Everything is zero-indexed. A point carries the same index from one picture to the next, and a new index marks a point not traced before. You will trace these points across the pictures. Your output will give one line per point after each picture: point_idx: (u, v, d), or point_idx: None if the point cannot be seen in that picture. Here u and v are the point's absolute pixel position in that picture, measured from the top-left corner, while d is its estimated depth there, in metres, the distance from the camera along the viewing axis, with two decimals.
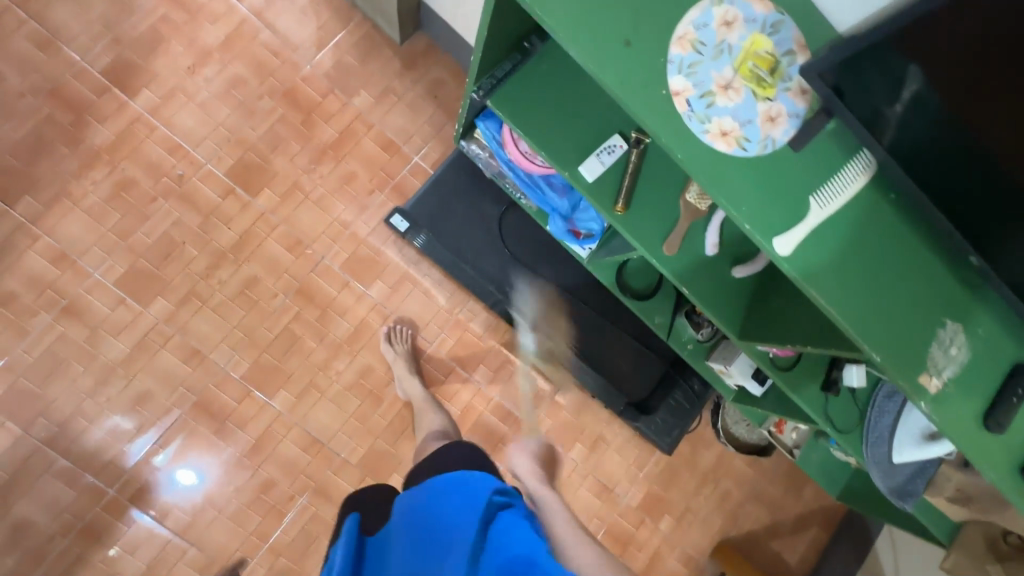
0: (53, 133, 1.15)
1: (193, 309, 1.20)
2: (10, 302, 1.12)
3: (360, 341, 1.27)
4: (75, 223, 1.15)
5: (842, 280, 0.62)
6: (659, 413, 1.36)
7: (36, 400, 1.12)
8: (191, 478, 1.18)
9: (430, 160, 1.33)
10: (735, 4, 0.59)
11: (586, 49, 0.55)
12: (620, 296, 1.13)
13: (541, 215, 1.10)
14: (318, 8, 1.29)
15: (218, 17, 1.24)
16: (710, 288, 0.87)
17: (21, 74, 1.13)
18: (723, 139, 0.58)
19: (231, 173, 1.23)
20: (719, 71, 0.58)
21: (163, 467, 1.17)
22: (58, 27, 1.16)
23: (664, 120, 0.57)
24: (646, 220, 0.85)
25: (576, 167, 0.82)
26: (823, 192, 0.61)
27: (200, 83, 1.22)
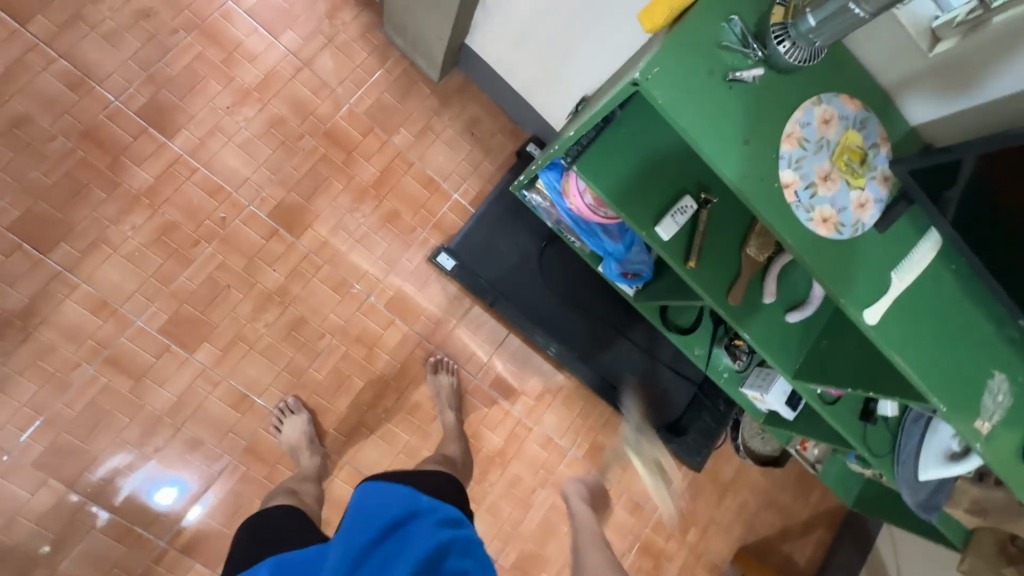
0: (88, 176, 1.10)
1: (240, 354, 1.18)
2: (49, 354, 1.07)
3: (407, 377, 1.29)
4: (115, 270, 1.11)
5: (916, 342, 0.70)
6: (690, 434, 1.44)
7: (80, 455, 1.08)
8: (198, 511, 1.15)
9: (469, 197, 1.36)
10: (832, 103, 0.65)
11: (714, 149, 0.61)
12: (664, 328, 1.21)
13: (593, 257, 1.15)
14: (356, 45, 1.29)
15: (255, 54, 1.22)
16: (768, 335, 0.94)
17: (51, 115, 1.08)
18: (824, 225, 0.65)
19: (275, 215, 1.21)
20: (820, 164, 0.65)
21: (179, 505, 1.14)
22: (91, 65, 1.11)
23: (777, 210, 0.63)
24: (714, 273, 0.91)
25: (653, 226, 0.87)
26: (901, 268, 0.69)
27: (240, 123, 1.20)
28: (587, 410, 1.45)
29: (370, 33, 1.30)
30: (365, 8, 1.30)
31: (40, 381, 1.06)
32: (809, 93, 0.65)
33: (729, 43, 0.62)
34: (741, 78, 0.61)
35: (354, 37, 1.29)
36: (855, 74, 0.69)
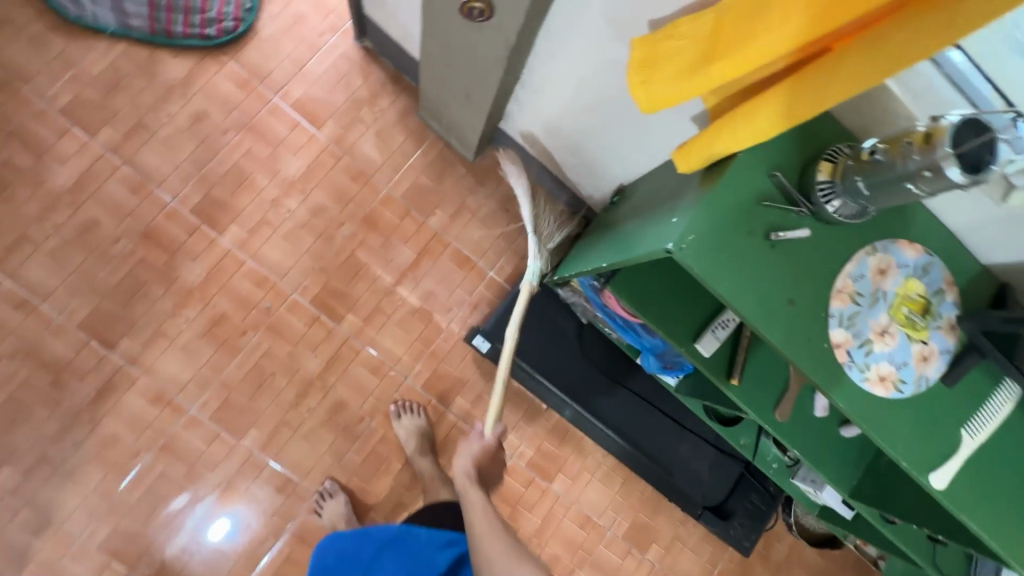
0: (148, 274, 1.18)
1: (285, 438, 1.22)
2: (112, 443, 1.14)
3: (445, 456, 1.30)
4: (171, 361, 1.18)
5: (993, 501, 0.62)
6: (738, 517, 1.37)
7: (140, 538, 1.15)
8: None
9: (505, 274, 1.34)
10: (890, 251, 0.60)
11: (757, 314, 0.57)
12: (705, 417, 1.16)
13: (631, 347, 1.12)
14: (394, 129, 1.32)
15: (299, 146, 1.27)
16: (823, 452, 0.87)
17: (115, 219, 1.17)
18: (881, 383, 0.60)
19: (316, 301, 1.25)
20: (876, 318, 0.60)
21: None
22: (150, 171, 1.19)
23: (827, 371, 0.59)
24: (759, 387, 0.86)
25: (693, 343, 0.83)
26: (973, 422, 0.62)
27: (284, 215, 1.25)
28: (627, 487, 1.41)
29: (406, 117, 1.32)
30: (402, 92, 1.32)
31: (104, 469, 1.14)
32: (862, 241, 0.60)
33: (771, 200, 0.58)
34: (785, 237, 0.57)
35: (391, 122, 1.32)
36: (912, 214, 0.63)
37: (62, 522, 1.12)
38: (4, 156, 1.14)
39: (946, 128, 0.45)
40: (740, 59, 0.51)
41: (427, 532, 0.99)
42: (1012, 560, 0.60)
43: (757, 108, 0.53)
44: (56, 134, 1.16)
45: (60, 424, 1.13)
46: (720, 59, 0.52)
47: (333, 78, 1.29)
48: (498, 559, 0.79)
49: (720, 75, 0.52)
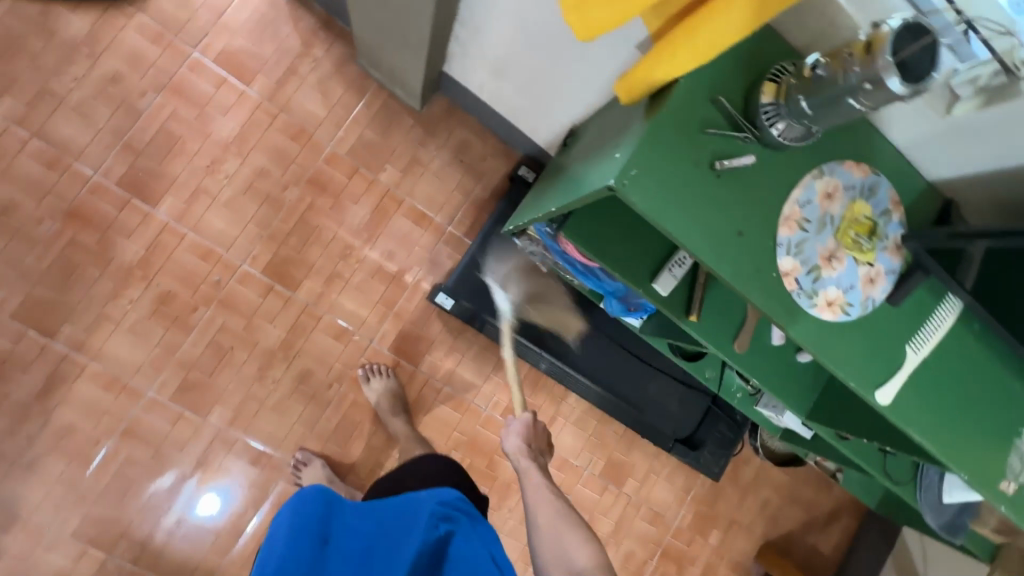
0: (81, 256, 1.10)
1: (253, 412, 1.20)
2: (69, 434, 1.11)
3: (419, 415, 1.31)
4: (121, 345, 1.13)
5: (934, 408, 0.65)
6: (707, 446, 1.43)
7: (114, 524, 1.13)
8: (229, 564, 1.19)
9: (464, 228, 1.30)
10: (837, 174, 0.59)
11: (704, 247, 0.55)
12: (671, 355, 1.18)
13: (594, 293, 1.11)
14: (332, 81, 1.22)
15: (229, 105, 1.17)
16: (780, 378, 0.90)
17: (34, 199, 1.08)
18: (829, 308, 0.60)
19: (268, 270, 1.20)
20: (823, 244, 0.60)
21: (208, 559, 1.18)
22: (65, 143, 1.09)
23: (776, 300, 0.59)
24: (717, 321, 0.87)
25: (650, 283, 0.82)
26: (916, 337, 0.64)
27: (222, 181, 1.17)
28: (600, 428, 1.44)
29: (344, 66, 1.23)
30: (336, 39, 1.22)
31: (66, 459, 1.10)
32: (809, 165, 0.59)
33: (715, 126, 0.56)
34: (730, 165, 0.55)
35: (328, 72, 1.22)
36: (857, 136, 0.61)
37: (30, 516, 1.09)
38: None
39: (886, 36, 0.43)
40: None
41: (430, 495, 0.83)
42: (948, 461, 0.63)
43: (697, 26, 0.50)
44: None
45: (9, 419, 1.08)
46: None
47: (258, 27, 1.18)
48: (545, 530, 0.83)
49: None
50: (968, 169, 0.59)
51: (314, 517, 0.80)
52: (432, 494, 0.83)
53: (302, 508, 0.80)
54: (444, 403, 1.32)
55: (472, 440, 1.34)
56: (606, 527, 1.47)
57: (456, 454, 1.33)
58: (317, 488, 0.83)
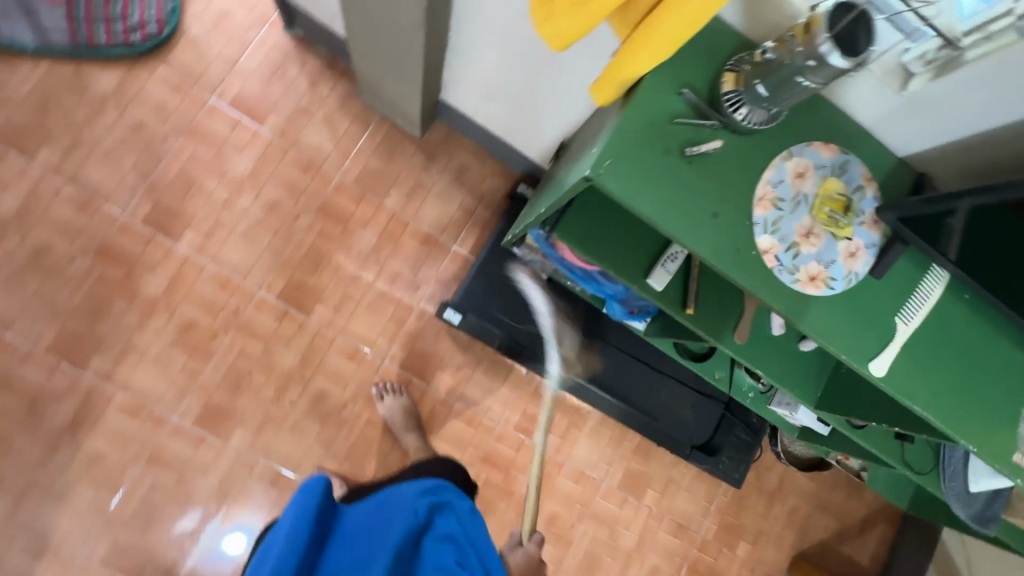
0: (109, 290, 1.17)
1: (272, 434, 1.23)
2: (98, 462, 1.15)
3: (433, 432, 1.33)
4: (146, 373, 1.18)
5: (933, 381, 0.64)
6: (725, 452, 1.41)
7: (141, 550, 1.16)
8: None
9: (468, 246, 1.35)
10: (806, 154, 0.62)
11: (682, 230, 0.58)
12: (678, 356, 1.19)
13: (596, 298, 1.14)
14: (338, 115, 1.31)
15: (243, 144, 1.26)
16: (783, 368, 0.90)
17: (67, 240, 1.16)
18: (812, 283, 0.62)
19: (283, 296, 1.26)
20: (799, 222, 0.62)
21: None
22: (95, 187, 1.18)
23: (757, 278, 0.61)
24: (715, 313, 0.89)
25: (644, 279, 0.85)
26: (904, 310, 0.65)
27: (238, 214, 1.25)
28: (615, 438, 1.44)
29: (348, 102, 1.32)
30: (340, 77, 1.31)
31: (95, 487, 1.15)
32: (778, 148, 0.62)
33: (683, 117, 0.59)
34: (699, 151, 0.58)
35: (334, 108, 1.31)
36: (824, 120, 0.64)
37: (61, 544, 1.13)
38: None
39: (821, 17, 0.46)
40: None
41: (409, 485, 0.86)
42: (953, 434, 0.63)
43: (652, 29, 0.54)
44: None
45: (43, 449, 1.13)
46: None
47: (268, 72, 1.28)
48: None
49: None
50: (939, 140, 0.61)
51: (312, 506, 0.79)
52: (411, 482, 0.86)
53: (301, 498, 0.80)
54: (457, 419, 1.34)
55: (487, 455, 1.35)
56: (628, 541, 1.44)
57: (472, 469, 1.34)
58: (314, 482, 0.83)
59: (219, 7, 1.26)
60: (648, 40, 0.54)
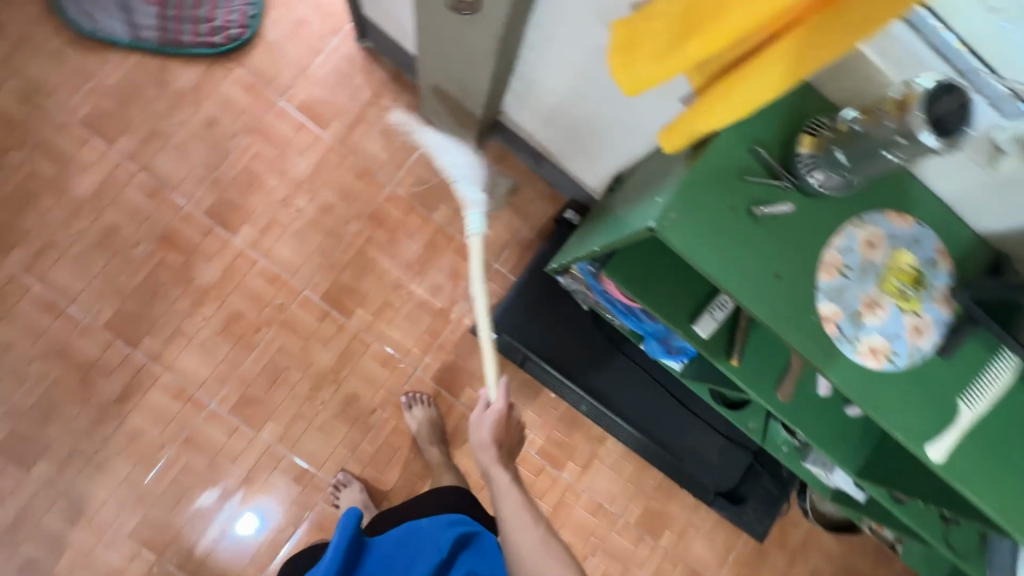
0: (166, 276, 1.23)
1: (301, 431, 1.26)
2: (138, 438, 1.20)
3: (457, 446, 1.33)
4: (191, 358, 1.23)
5: (997, 473, 0.61)
6: (750, 503, 1.36)
7: (167, 528, 1.20)
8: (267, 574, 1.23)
9: (509, 265, 1.36)
10: (879, 223, 0.61)
11: (742, 289, 0.57)
12: (713, 402, 1.16)
13: (634, 333, 1.12)
14: (397, 126, 1.34)
15: (306, 147, 1.30)
16: (825, 431, 0.87)
17: (135, 224, 1.23)
18: (873, 356, 0.60)
19: (327, 297, 1.29)
20: (865, 291, 0.60)
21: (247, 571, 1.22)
22: (165, 176, 1.24)
23: (815, 345, 0.59)
24: (759, 367, 0.86)
25: (690, 325, 0.83)
26: (969, 393, 0.62)
27: (293, 214, 1.29)
28: (637, 474, 1.41)
29: (409, 114, 1.35)
30: (403, 90, 1.35)
31: (132, 461, 1.19)
32: (850, 214, 0.60)
33: (754, 175, 0.59)
34: (768, 212, 0.58)
35: (394, 119, 1.34)
36: (900, 189, 0.62)
37: (95, 512, 1.17)
38: (29, 167, 1.20)
39: (917, 96, 0.45)
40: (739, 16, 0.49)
41: (431, 520, 0.95)
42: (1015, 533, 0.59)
43: (733, 88, 0.53)
44: (77, 143, 1.22)
45: (89, 420, 1.19)
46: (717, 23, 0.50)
47: (337, 80, 1.33)
48: (529, 558, 0.82)
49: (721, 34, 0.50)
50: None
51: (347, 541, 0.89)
52: (437, 518, 0.96)
53: (339, 530, 0.90)
54: None
55: None
56: None
57: (491, 488, 1.34)
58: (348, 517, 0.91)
59: (297, 15, 1.32)
60: (727, 96, 0.54)
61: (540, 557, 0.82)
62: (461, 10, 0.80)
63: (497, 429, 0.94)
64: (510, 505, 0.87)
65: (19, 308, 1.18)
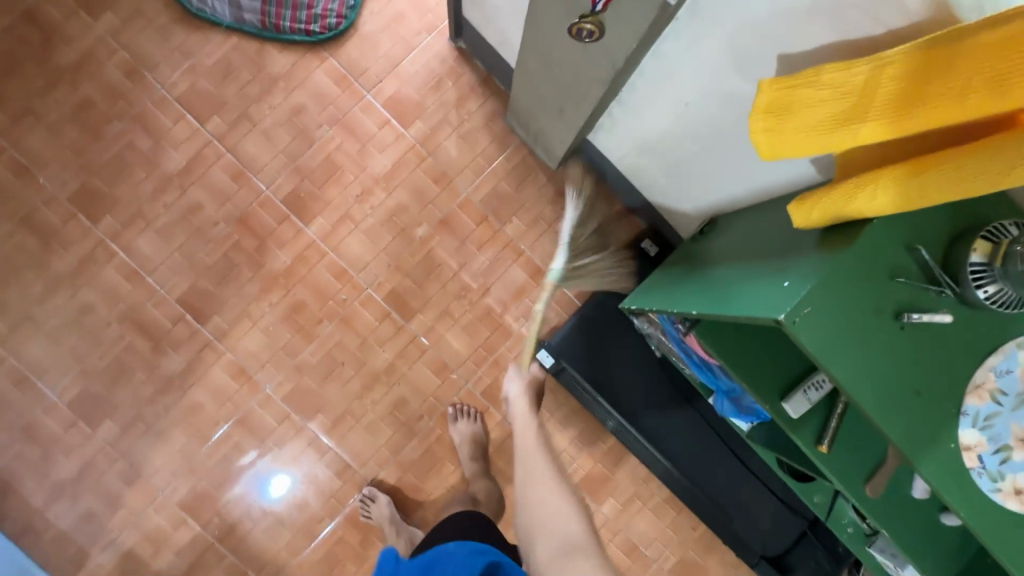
0: (240, 258, 1.25)
1: (347, 427, 1.27)
2: (196, 412, 1.24)
3: (498, 465, 1.31)
4: (253, 341, 1.25)
5: None
6: (798, 574, 1.26)
7: (213, 502, 1.24)
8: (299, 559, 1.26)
9: (576, 289, 1.31)
10: None
11: (875, 403, 0.53)
12: (778, 469, 1.09)
13: (704, 385, 1.06)
14: (480, 133, 1.31)
15: (387, 144, 1.29)
16: (915, 539, 0.79)
17: (217, 203, 1.25)
18: (1016, 497, 0.54)
19: (389, 298, 1.28)
20: (1020, 423, 0.54)
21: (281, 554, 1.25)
22: (250, 159, 1.26)
23: (950, 475, 0.54)
24: (850, 458, 0.78)
25: (780, 402, 0.77)
26: None
27: (367, 210, 1.28)
28: (678, 522, 1.35)
29: (494, 121, 1.31)
30: (491, 95, 1.31)
31: (189, 433, 1.23)
32: (1012, 332, 0.56)
33: (906, 276, 0.55)
34: (919, 320, 0.53)
35: (478, 125, 1.31)
36: None
37: (151, 476, 1.22)
38: (127, 138, 1.24)
39: None
40: (888, 122, 0.49)
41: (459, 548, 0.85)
42: None
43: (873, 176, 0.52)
44: (172, 119, 1.25)
45: (154, 387, 1.23)
46: (871, 117, 0.50)
47: (426, 79, 1.30)
48: (541, 489, 0.77)
49: (870, 132, 0.50)
50: None
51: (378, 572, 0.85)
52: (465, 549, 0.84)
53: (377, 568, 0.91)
54: None
55: None
56: None
57: None
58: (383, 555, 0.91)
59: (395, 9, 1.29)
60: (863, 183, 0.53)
61: (549, 487, 0.77)
62: (582, 37, 0.76)
63: (528, 387, 0.99)
64: (528, 447, 0.85)
65: (104, 272, 1.22)
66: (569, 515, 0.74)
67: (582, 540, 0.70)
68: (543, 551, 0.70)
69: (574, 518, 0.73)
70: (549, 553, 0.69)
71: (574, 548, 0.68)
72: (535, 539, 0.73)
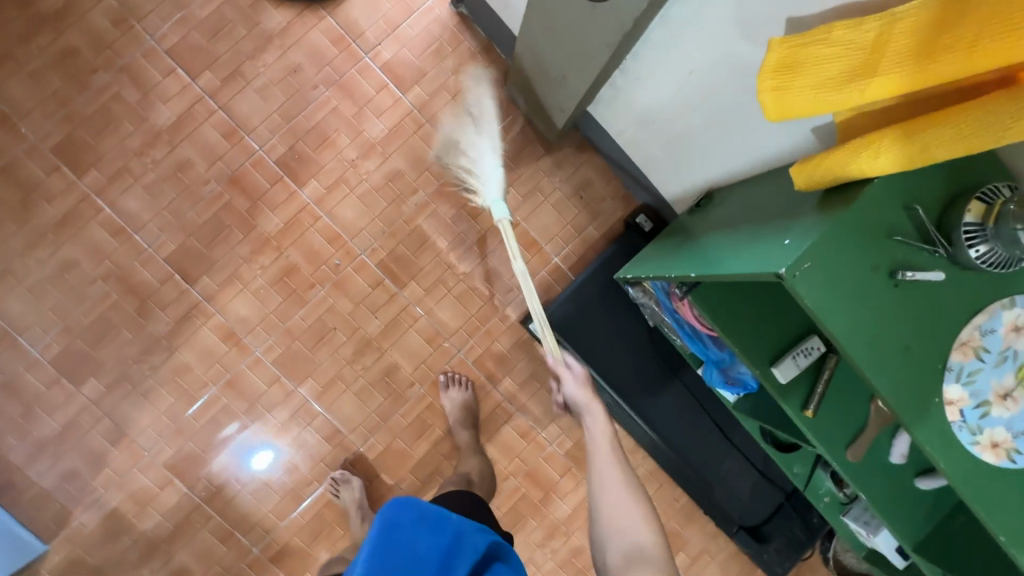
0: (231, 219, 1.23)
1: (337, 392, 1.27)
2: (184, 373, 1.22)
3: (487, 433, 1.32)
4: (243, 303, 1.24)
5: None
6: (774, 543, 1.31)
7: (199, 463, 1.23)
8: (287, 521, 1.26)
9: (570, 262, 1.32)
10: None
11: (866, 357, 0.56)
12: (762, 440, 1.11)
13: (694, 357, 1.08)
14: (479, 101, 1.29)
15: (385, 108, 1.27)
16: (890, 502, 0.82)
17: (208, 161, 1.22)
18: (992, 450, 0.58)
19: (382, 264, 1.27)
20: (999, 379, 0.58)
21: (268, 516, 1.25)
22: (242, 117, 1.23)
23: (932, 427, 0.57)
24: (832, 425, 0.81)
25: (769, 367, 0.79)
26: None
27: (362, 175, 1.27)
28: (661, 493, 1.38)
29: (493, 90, 1.30)
30: (491, 64, 1.30)
31: (176, 394, 1.22)
32: (998, 294, 0.59)
33: (902, 236, 0.58)
34: (912, 278, 0.56)
35: (477, 93, 1.29)
36: None
37: (136, 436, 1.21)
38: (114, 90, 1.20)
39: None
40: (897, 76, 0.50)
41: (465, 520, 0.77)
42: None
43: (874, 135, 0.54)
44: (162, 72, 1.21)
45: (140, 347, 1.21)
46: (880, 73, 0.51)
47: (426, 43, 1.28)
48: (610, 512, 0.86)
49: (878, 88, 0.52)
50: None
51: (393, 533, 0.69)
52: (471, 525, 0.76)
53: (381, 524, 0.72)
54: (513, 428, 1.33)
55: (532, 471, 1.34)
56: None
57: (514, 480, 1.33)
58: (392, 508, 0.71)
59: None
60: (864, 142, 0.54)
61: (622, 502, 0.86)
62: None
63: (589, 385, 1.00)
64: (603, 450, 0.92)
65: (88, 228, 1.19)
66: (641, 527, 0.84)
67: (651, 547, 0.82)
68: (615, 553, 0.82)
69: (642, 526, 0.84)
70: (620, 558, 0.81)
71: (643, 555, 0.80)
72: (608, 533, 0.85)
